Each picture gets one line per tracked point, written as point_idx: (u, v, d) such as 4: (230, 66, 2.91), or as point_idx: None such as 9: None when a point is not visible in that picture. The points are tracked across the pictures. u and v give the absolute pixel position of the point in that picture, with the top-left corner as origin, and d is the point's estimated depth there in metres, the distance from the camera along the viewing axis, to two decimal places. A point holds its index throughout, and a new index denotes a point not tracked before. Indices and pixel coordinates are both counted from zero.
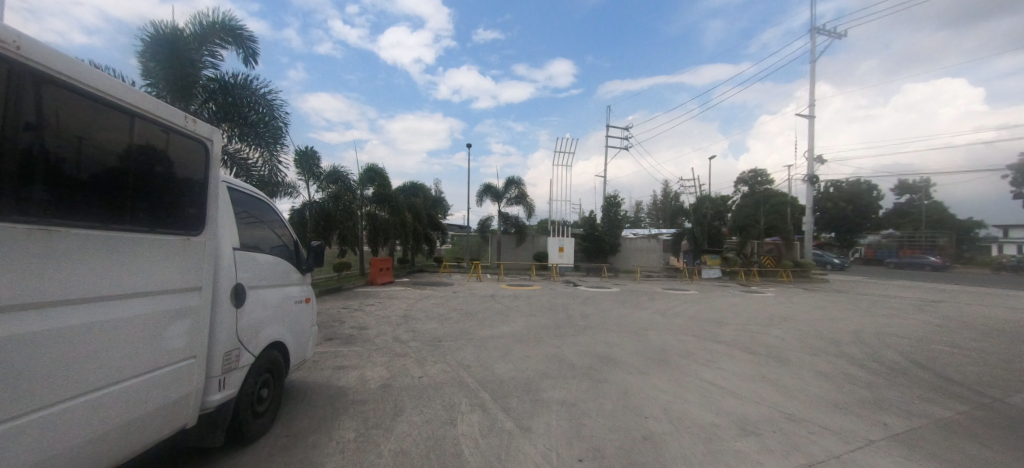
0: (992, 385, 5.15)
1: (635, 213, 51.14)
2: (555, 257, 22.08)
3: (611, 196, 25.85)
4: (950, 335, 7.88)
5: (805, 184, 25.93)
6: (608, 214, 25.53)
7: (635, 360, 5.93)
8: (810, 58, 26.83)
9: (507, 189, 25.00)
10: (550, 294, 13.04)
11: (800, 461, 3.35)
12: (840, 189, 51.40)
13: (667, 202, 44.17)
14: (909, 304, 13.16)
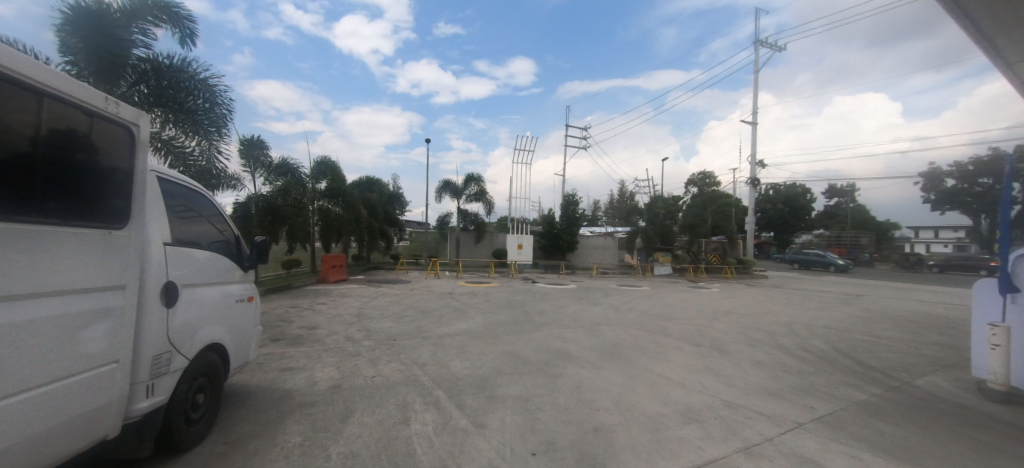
0: (901, 370, 5.74)
1: (594, 212, 52.47)
2: (514, 255, 22.22)
3: (569, 194, 26.31)
4: (868, 326, 8.69)
5: (747, 186, 27.71)
6: (567, 213, 25.99)
7: (589, 355, 6.05)
8: (754, 69, 28.77)
9: (466, 185, 24.80)
10: (508, 291, 13.07)
11: (737, 445, 3.57)
12: (778, 192, 55.47)
13: (623, 201, 45.70)
14: (835, 298, 14.36)
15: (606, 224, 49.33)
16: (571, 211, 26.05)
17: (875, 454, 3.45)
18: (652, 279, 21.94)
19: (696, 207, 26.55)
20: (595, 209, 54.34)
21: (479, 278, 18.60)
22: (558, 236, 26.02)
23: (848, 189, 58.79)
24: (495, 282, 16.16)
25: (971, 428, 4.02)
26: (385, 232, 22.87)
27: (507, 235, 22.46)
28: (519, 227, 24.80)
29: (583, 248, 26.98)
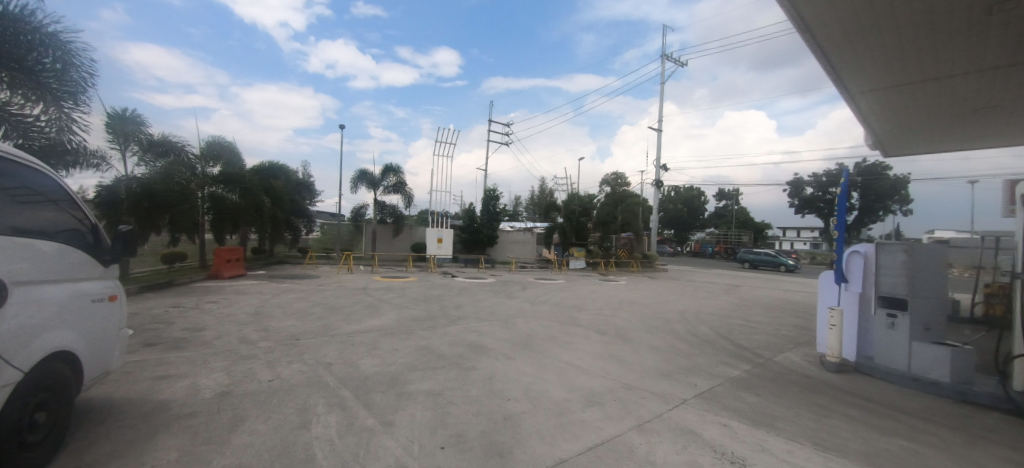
0: (765, 348, 6.71)
1: (515, 208, 53.67)
2: (433, 249, 21.86)
3: (490, 189, 26.44)
4: (742, 312, 10.03)
5: (653, 187, 30.30)
6: (487, 208, 26.12)
7: (504, 347, 6.15)
8: (661, 81, 31.61)
9: (383, 176, 23.76)
10: (425, 285, 12.81)
11: (632, 423, 3.89)
12: (679, 194, 61.64)
13: (543, 197, 47.28)
14: (718, 288, 16.36)
15: (526, 219, 50.68)
16: (491, 206, 26.29)
17: (743, 423, 3.99)
18: (566, 273, 23.09)
19: (608, 206, 28.39)
20: (517, 205, 55.52)
21: (397, 272, 17.99)
22: (478, 230, 26.16)
23: (734, 194, 67.35)
24: (412, 277, 15.72)
25: (814, 395, 4.83)
26: (290, 223, 21.03)
27: (427, 229, 21.99)
28: (440, 220, 24.41)
29: (504, 242, 27.47)
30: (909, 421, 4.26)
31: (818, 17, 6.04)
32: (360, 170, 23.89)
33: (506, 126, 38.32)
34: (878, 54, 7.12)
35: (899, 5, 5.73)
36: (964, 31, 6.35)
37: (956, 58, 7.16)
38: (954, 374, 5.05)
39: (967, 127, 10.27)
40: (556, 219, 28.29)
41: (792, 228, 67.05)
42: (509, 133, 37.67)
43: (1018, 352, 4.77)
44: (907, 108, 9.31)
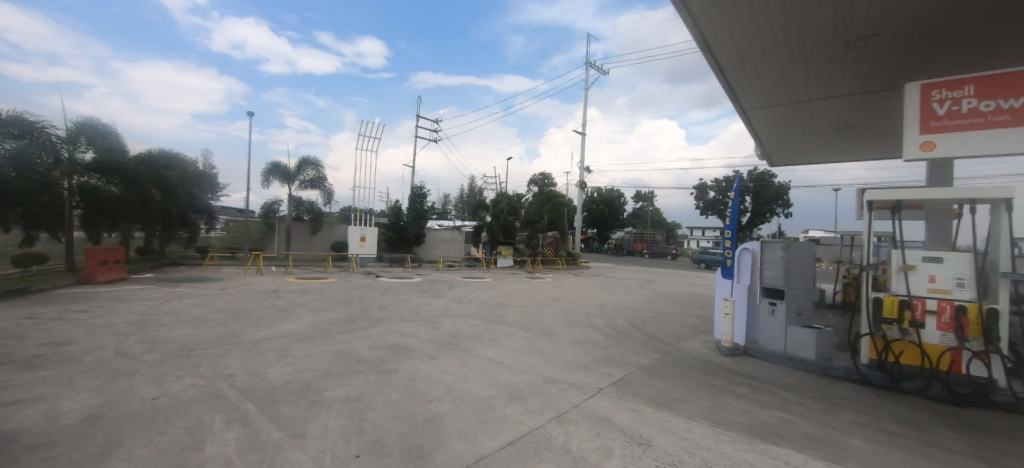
0: (672, 338, 7.36)
1: (444, 206, 52.84)
2: (356, 247, 20.77)
3: (417, 187, 26.18)
4: (653, 305, 10.89)
5: (577, 188, 31.66)
6: (415, 205, 25.93)
7: (428, 347, 6.03)
8: (585, 87, 33.20)
9: (299, 170, 22.09)
10: (345, 287, 12.14)
11: (551, 415, 4.03)
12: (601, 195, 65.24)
13: (472, 196, 47.16)
14: (634, 283, 17.59)
15: (455, 217, 50.13)
16: (418, 203, 26.15)
17: (651, 408, 4.32)
18: (495, 271, 23.32)
19: (535, 205, 29.16)
20: (446, 203, 54.66)
21: (313, 273, 16.87)
22: (404, 228, 25.31)
23: (650, 196, 72.95)
24: (331, 277, 14.79)
25: (712, 378, 5.37)
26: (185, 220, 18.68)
27: (349, 227, 20.82)
28: (363, 218, 23.31)
29: (431, 241, 26.98)
30: (785, 395, 4.92)
31: (717, 38, 6.72)
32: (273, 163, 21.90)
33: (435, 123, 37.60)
34: (763, 76, 8.14)
35: (780, 35, 6.58)
36: (826, 62, 7.50)
37: (821, 84, 8.45)
38: (818, 352, 5.93)
39: (829, 143, 12.20)
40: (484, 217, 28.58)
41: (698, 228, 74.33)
42: (438, 130, 36.61)
43: (864, 331, 5.72)
44: (786, 125, 10.80)
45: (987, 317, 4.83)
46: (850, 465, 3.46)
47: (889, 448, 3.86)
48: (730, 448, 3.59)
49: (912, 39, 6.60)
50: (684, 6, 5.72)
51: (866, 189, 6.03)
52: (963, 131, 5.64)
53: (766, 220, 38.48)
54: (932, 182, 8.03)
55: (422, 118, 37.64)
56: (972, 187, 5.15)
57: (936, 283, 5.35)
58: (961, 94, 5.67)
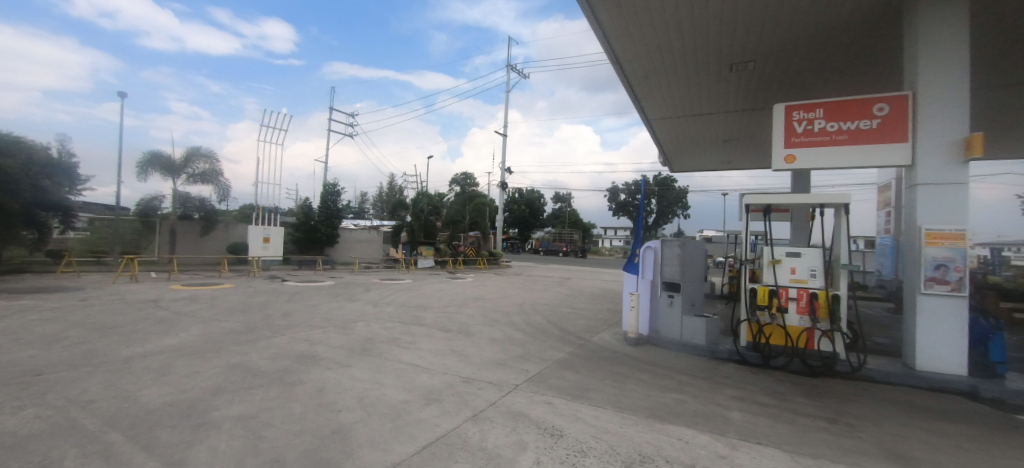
0: (584, 331, 7.80)
1: (362, 204, 50.07)
2: (257, 250, 18.97)
3: (330, 184, 24.71)
4: (568, 301, 11.45)
5: (498, 189, 32.08)
6: (326, 203, 24.26)
7: (338, 354, 5.68)
8: (506, 89, 33.69)
9: (187, 162, 19.47)
10: (244, 293, 10.95)
11: (467, 414, 4.04)
12: (523, 196, 66.85)
13: (390, 195, 45.18)
14: (552, 281, 18.32)
15: (373, 217, 47.69)
16: (332, 200, 24.52)
17: (563, 400, 4.54)
18: (412, 272, 22.69)
19: (457, 205, 28.94)
20: (364, 201, 51.82)
21: (205, 279, 15.00)
22: (315, 228, 23.84)
23: (568, 197, 76.58)
24: (226, 283, 13.21)
25: (620, 367, 5.79)
26: (30, 219, 15.38)
27: (250, 227, 19.10)
28: (266, 217, 21.46)
29: (346, 242, 25.47)
30: (680, 378, 5.48)
31: (625, 52, 7.22)
32: (150, 154, 19.02)
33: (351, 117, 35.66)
34: (664, 89, 8.96)
35: (678, 54, 7.29)
36: (715, 81, 8.48)
37: (711, 100, 9.54)
38: (707, 338, 6.71)
39: (718, 153, 13.85)
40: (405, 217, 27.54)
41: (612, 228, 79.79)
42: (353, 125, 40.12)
43: (743, 317, 6.58)
44: (683, 134, 12.04)
45: (832, 301, 5.90)
46: (731, 435, 3.96)
47: (761, 417, 4.49)
48: (632, 430, 3.91)
49: (778, 64, 7.76)
50: (597, 19, 6.04)
51: (745, 192, 6.90)
52: (815, 146, 6.75)
53: (668, 220, 42.58)
54: (794, 188, 9.52)
55: (335, 116, 38.56)
56: (822, 194, 6.17)
57: (796, 274, 6.32)
58: (813, 116, 6.78)
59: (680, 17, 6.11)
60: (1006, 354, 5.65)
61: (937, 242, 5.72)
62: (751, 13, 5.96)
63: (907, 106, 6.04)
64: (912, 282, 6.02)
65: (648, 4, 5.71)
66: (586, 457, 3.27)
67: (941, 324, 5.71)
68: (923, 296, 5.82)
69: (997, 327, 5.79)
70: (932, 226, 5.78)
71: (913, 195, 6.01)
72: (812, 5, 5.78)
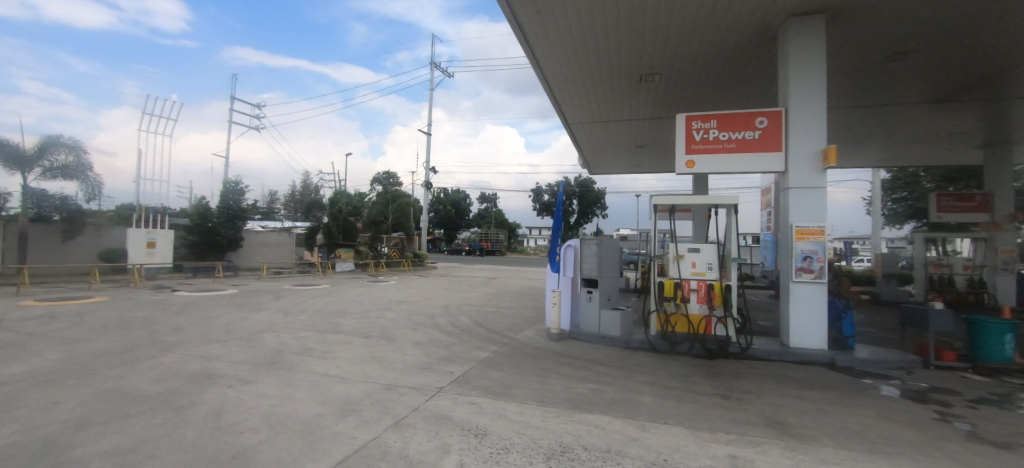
0: (509, 330, 7.96)
1: (270, 202, 45.79)
2: (138, 257, 16.54)
3: (231, 182, 22.48)
4: (494, 300, 11.59)
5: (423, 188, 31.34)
6: (226, 203, 21.92)
7: (242, 370, 5.16)
8: (430, 86, 33.00)
9: (42, 153, 16.29)
10: (120, 307, 9.43)
11: (388, 423, 3.89)
12: (450, 195, 66.16)
13: (304, 194, 41.89)
14: (478, 281, 18.37)
15: (285, 218, 43.79)
16: (234, 201, 22.13)
17: (487, 399, 4.59)
18: (331, 276, 21.34)
19: (378, 205, 28.16)
20: (273, 200, 47.37)
21: (67, 293, 12.67)
22: (213, 231, 21.24)
23: (495, 197, 77.41)
24: (95, 296, 11.27)
25: (543, 362, 5.99)
26: None
27: (128, 230, 16.51)
28: (151, 219, 18.80)
29: (253, 245, 23.37)
30: (597, 368, 5.84)
31: (545, 56, 7.42)
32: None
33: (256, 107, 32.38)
34: (582, 95, 9.38)
35: (594, 62, 7.69)
36: (626, 89, 9.10)
37: (624, 108, 10.25)
38: (622, 330, 7.20)
39: (631, 157, 14.91)
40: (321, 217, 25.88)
41: (538, 227, 82.09)
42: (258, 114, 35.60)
43: (652, 308, 7.18)
44: (600, 139, 12.78)
45: (725, 290, 6.70)
46: (642, 418, 4.30)
47: (667, 399, 4.93)
48: (554, 422, 4.07)
49: (678, 77, 8.56)
50: (517, 21, 6.09)
51: (653, 194, 7.50)
52: (710, 153, 7.48)
53: (588, 220, 44.91)
54: (695, 191, 10.57)
55: (239, 101, 33.32)
56: (716, 195, 6.94)
57: (696, 268, 7.06)
58: (708, 126, 7.49)
59: (595, 27, 6.44)
60: (854, 329, 6.82)
61: (804, 237, 6.74)
62: (657, 28, 6.47)
63: (781, 120, 7.01)
64: (786, 272, 7.02)
65: (565, 11, 5.90)
66: (508, 454, 3.33)
67: (808, 307, 6.74)
68: (796, 283, 6.80)
69: (848, 307, 6.94)
70: (801, 223, 6.79)
71: (787, 197, 6.99)
72: (706, 25, 6.45)
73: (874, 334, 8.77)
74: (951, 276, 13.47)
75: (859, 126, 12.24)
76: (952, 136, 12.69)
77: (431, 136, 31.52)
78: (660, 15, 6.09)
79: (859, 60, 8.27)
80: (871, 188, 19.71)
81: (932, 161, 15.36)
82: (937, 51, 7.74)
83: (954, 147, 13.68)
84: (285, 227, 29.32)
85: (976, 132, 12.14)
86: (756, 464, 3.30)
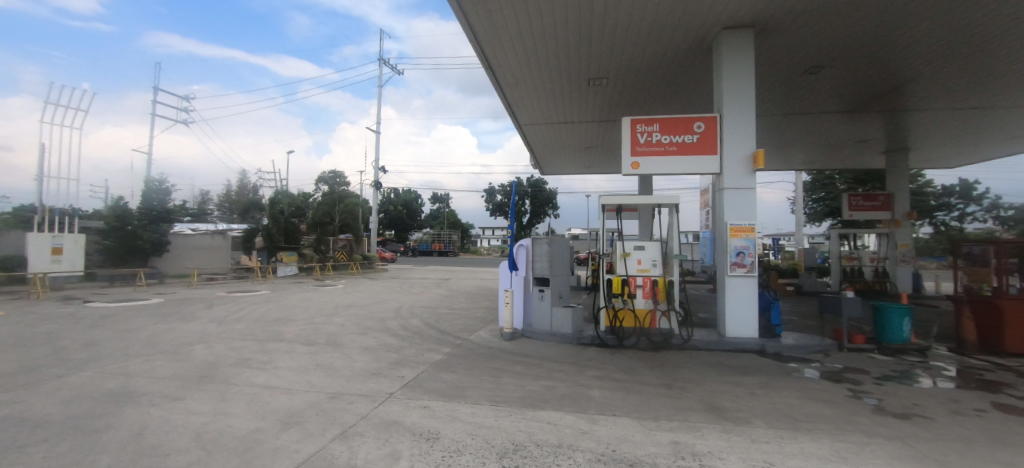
0: (462, 331, 7.92)
1: (202, 201, 42.25)
2: (41, 264, 14.76)
3: (154, 181, 20.72)
4: (447, 302, 11.48)
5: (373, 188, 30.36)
6: (149, 203, 20.17)
7: (169, 387, 4.74)
8: (378, 83, 32.01)
9: None
10: (16, 322, 8.29)
11: (335, 433, 3.74)
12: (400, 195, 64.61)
13: (239, 195, 39.04)
14: (431, 282, 18.09)
15: (219, 220, 40.62)
16: (159, 201, 20.43)
17: (439, 402, 4.54)
18: (272, 282, 20.11)
19: (325, 205, 26.92)
20: (206, 200, 43.75)
21: None
22: (134, 235, 19.27)
23: (447, 197, 76.62)
24: None
25: (496, 362, 6.03)
26: None
27: (27, 234, 14.61)
28: (56, 222, 16.74)
29: (181, 250, 21.54)
30: (549, 366, 5.97)
31: (495, 56, 7.42)
32: None
33: (182, 100, 29.85)
34: (533, 96, 9.48)
35: (544, 64, 7.81)
36: (576, 92, 9.33)
37: (573, 110, 10.50)
38: (573, 326, 7.40)
39: (581, 158, 15.32)
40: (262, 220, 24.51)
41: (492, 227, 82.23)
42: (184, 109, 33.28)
43: (601, 305, 7.44)
44: (551, 140, 13.02)
45: (668, 285, 7.10)
46: (591, 412, 4.44)
47: (616, 392, 5.13)
48: (507, 421, 4.11)
49: (624, 82, 8.91)
50: (466, 18, 6.01)
51: (601, 194, 7.78)
52: (654, 155, 7.84)
53: (540, 220, 45.66)
54: (641, 191, 11.06)
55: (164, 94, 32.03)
56: (659, 196, 7.31)
57: (641, 265, 7.41)
58: (651, 129, 7.86)
59: (544, 30, 6.52)
60: (780, 318, 7.47)
61: (737, 235, 7.28)
62: (604, 33, 6.68)
63: (716, 125, 7.51)
64: (722, 267, 7.53)
65: (515, 13, 5.94)
66: (460, 457, 3.31)
67: (741, 299, 7.28)
68: (731, 278, 7.33)
69: (775, 298, 7.59)
70: (734, 221, 7.32)
71: (722, 197, 7.50)
72: (648, 33, 6.75)
73: (798, 322, 9.64)
74: (861, 267, 15.16)
75: (784, 132, 13.39)
76: (860, 143, 14.23)
77: (380, 134, 30.63)
78: (606, 21, 6.29)
79: (783, 72, 9.05)
80: (794, 189, 21.64)
81: (845, 165, 17.12)
82: (848, 65, 8.61)
83: (861, 152, 15.34)
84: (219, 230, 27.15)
85: (878, 139, 13.69)
86: (696, 447, 3.52)
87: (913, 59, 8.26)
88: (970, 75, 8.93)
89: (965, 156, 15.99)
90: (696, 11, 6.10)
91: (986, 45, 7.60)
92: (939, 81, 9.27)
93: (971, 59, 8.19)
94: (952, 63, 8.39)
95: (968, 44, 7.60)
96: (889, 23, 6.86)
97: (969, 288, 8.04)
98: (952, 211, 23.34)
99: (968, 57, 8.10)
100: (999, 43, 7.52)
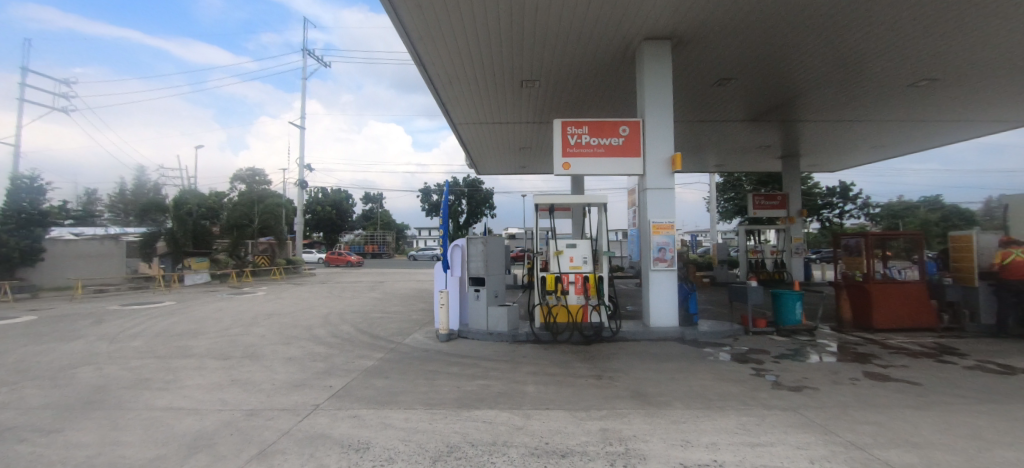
0: (396, 335, 7.73)
1: (87, 203, 36.84)
2: None
3: (23, 177, 17.69)
4: (380, 306, 11.12)
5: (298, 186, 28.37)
6: (16, 204, 17.22)
7: (45, 418, 4.12)
8: (302, 76, 30.12)
9: None
10: None
11: (252, 453, 3.49)
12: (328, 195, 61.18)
13: (135, 195, 34.55)
14: (363, 286, 17.40)
15: (109, 223, 35.60)
16: (29, 201, 17.55)
17: (370, 410, 4.42)
18: (178, 291, 18.13)
19: (242, 206, 24.66)
20: (92, 201, 38.24)
21: None
22: None
23: (381, 196, 73.86)
24: None
25: (431, 365, 5.98)
26: None
27: None
28: None
29: (60, 259, 18.75)
30: (485, 365, 6.04)
31: (428, 54, 7.29)
32: None
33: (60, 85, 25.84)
34: (467, 96, 9.49)
35: (477, 64, 7.84)
36: (509, 93, 9.48)
37: (508, 111, 10.69)
38: (508, 324, 7.54)
39: (516, 158, 15.53)
40: (164, 222, 21.90)
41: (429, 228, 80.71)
42: None
43: (536, 302, 7.66)
44: (487, 140, 13.12)
45: (597, 281, 7.51)
46: (526, 407, 4.58)
47: (549, 386, 5.34)
48: (441, 424, 4.11)
49: (555, 86, 9.23)
50: (396, 15, 5.85)
51: (535, 194, 7.98)
52: (584, 156, 8.17)
53: (478, 220, 45.60)
54: (573, 190, 11.50)
55: None
56: (589, 196, 7.68)
57: (573, 262, 7.75)
58: (581, 131, 8.20)
59: (476, 30, 6.53)
60: (696, 307, 8.18)
61: (659, 232, 7.86)
62: (535, 37, 6.86)
63: (639, 129, 8.03)
64: (646, 262, 8.08)
65: (446, 12, 5.89)
66: (392, 464, 3.26)
67: (663, 291, 7.89)
68: (654, 272, 7.91)
69: (692, 289, 8.29)
70: (656, 219, 7.89)
71: (645, 197, 8.04)
72: (577, 40, 7.06)
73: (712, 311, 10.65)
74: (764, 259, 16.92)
75: (699, 138, 14.66)
76: (761, 149, 16.01)
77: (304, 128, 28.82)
78: (537, 25, 6.48)
79: (698, 82, 9.90)
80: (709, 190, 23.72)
81: (750, 168, 19.11)
82: (750, 79, 9.66)
83: (762, 157, 17.26)
84: (110, 233, 23.90)
85: (776, 146, 15.47)
86: (621, 433, 3.78)
87: (801, 75, 9.45)
88: (845, 91, 10.43)
89: (843, 161, 18.64)
90: (619, 21, 6.49)
91: (857, 65, 8.90)
92: (821, 95, 10.71)
93: (847, 77, 9.55)
94: (833, 80, 9.70)
95: (844, 65, 8.84)
96: (782, 43, 7.79)
97: (846, 274, 9.37)
98: (834, 208, 27.02)
99: (845, 75, 9.41)
100: (867, 65, 8.83)
